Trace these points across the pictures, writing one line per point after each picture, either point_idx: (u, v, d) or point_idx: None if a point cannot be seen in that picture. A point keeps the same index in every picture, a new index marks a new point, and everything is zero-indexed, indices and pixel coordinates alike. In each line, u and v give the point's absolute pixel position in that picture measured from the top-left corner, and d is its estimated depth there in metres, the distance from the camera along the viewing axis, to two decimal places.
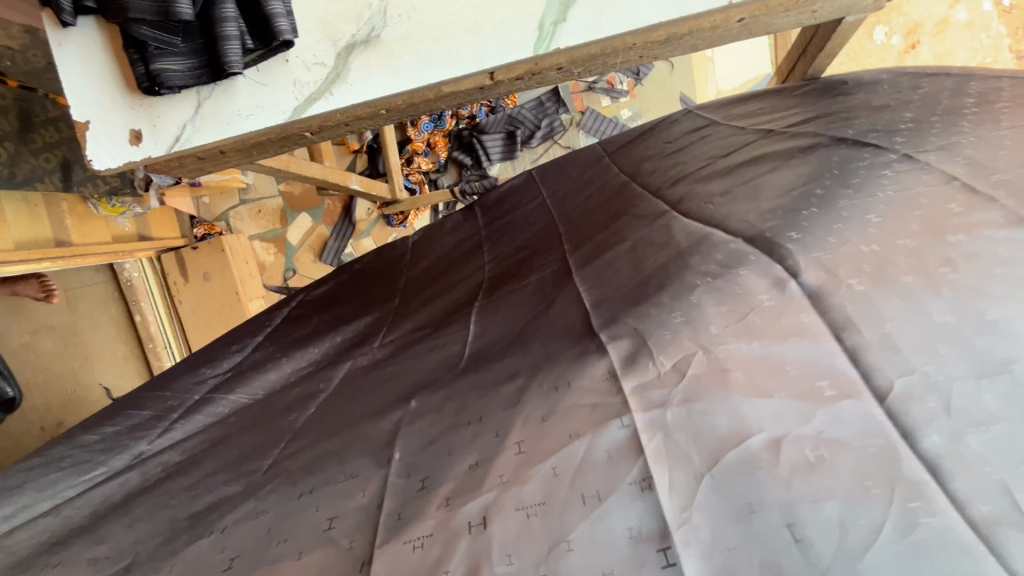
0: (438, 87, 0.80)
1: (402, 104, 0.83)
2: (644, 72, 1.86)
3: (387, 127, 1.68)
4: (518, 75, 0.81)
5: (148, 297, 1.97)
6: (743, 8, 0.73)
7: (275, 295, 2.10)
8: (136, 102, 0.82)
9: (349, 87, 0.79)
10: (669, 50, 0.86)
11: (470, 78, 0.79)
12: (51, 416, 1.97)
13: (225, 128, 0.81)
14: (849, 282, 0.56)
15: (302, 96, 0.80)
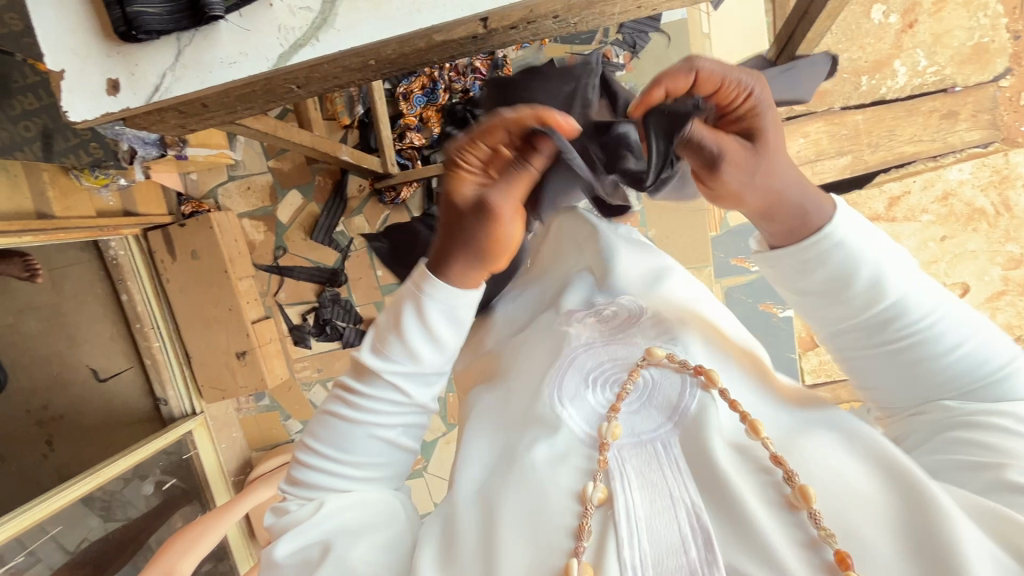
0: (430, 33, 0.77)
1: (392, 53, 0.79)
2: (641, 46, 1.84)
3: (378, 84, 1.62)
4: (513, 24, 0.78)
5: (135, 277, 1.94)
6: None
7: (265, 273, 2.06)
8: (113, 50, 0.79)
9: (337, 32, 0.76)
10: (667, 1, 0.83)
11: (462, 25, 0.76)
12: (37, 399, 2.01)
13: (206, 76, 0.78)
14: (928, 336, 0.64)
15: (287, 42, 0.77)
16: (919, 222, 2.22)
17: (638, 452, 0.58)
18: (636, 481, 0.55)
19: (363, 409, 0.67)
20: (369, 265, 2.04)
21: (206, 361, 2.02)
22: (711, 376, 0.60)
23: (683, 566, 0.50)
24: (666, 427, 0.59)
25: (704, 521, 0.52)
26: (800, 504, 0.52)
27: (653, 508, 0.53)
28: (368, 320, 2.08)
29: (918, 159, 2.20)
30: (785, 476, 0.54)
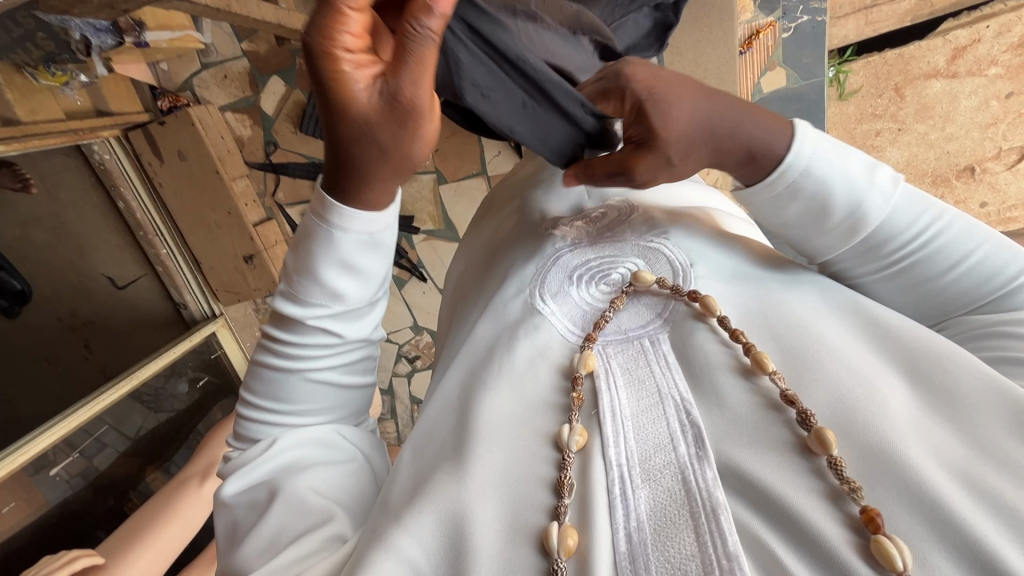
0: None
1: None
2: None
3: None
4: None
5: (127, 181, 1.86)
6: None
7: (259, 172, 1.95)
8: None
9: None
10: None
11: None
12: (65, 307, 1.99)
13: None
14: (938, 260, 0.55)
15: None
16: (985, 76, 2.02)
17: (624, 348, 0.53)
18: (624, 380, 0.51)
19: (299, 360, 0.65)
20: None
21: (216, 266, 2.01)
22: (707, 304, 0.51)
23: (673, 464, 0.46)
24: (654, 324, 0.54)
25: (696, 417, 0.47)
26: (819, 452, 0.43)
27: (641, 416, 0.49)
28: None
29: None
30: (800, 417, 0.45)
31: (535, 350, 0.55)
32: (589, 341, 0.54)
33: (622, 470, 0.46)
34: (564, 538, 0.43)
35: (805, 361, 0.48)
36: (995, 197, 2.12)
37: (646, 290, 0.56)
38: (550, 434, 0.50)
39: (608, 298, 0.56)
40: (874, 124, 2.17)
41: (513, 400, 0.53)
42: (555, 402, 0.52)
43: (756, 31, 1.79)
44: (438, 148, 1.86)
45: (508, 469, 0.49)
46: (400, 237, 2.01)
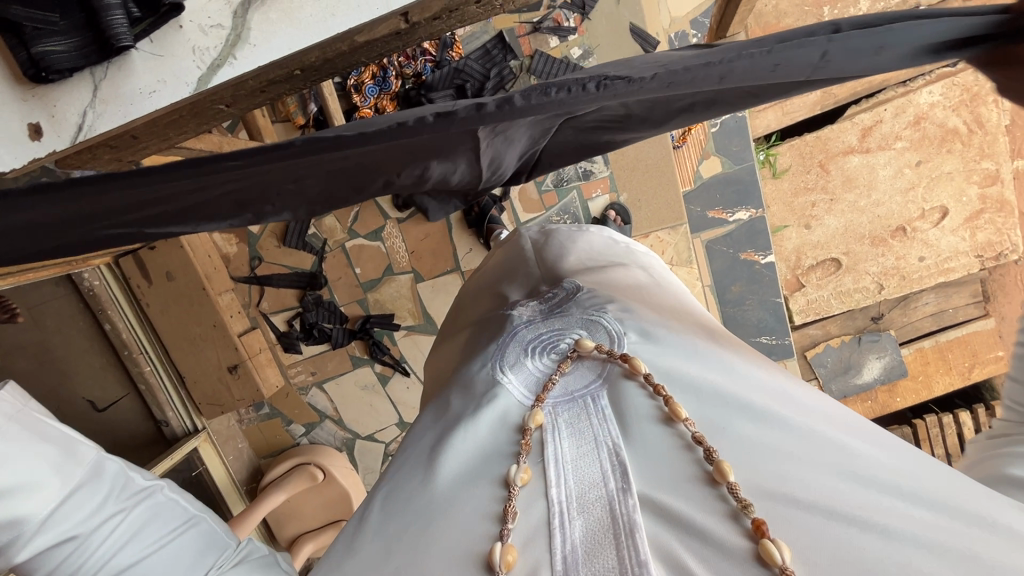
0: (351, 35, 0.77)
1: (314, 59, 0.80)
2: (590, 6, 1.75)
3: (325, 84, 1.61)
4: (435, 15, 0.78)
5: (115, 304, 1.92)
6: None
7: (244, 285, 2.03)
8: (28, 93, 0.76)
9: (253, 47, 0.74)
10: None
11: (384, 22, 0.76)
12: None
13: (129, 109, 0.76)
14: None
15: (204, 63, 0.75)
16: (894, 149, 2.33)
17: (570, 406, 0.59)
18: (567, 433, 0.57)
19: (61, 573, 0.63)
20: (347, 264, 2.00)
21: (198, 379, 2.03)
22: (635, 364, 0.59)
23: (602, 498, 0.51)
24: (594, 384, 0.60)
25: (622, 455, 0.54)
26: (721, 479, 0.51)
27: (579, 460, 0.54)
28: (353, 319, 2.06)
29: (887, 86, 2.31)
30: (705, 452, 0.52)
31: (492, 417, 0.60)
32: (539, 401, 0.59)
33: (559, 506, 0.52)
34: (506, 553, 0.49)
35: (717, 405, 0.56)
36: (930, 251, 2.43)
37: (590, 356, 0.63)
38: (499, 480, 0.55)
39: (554, 364, 0.63)
40: (809, 197, 2.39)
41: (472, 456, 0.57)
42: (505, 454, 0.57)
43: (688, 128, 2.04)
44: (414, 250, 1.99)
45: (458, 517, 0.53)
46: (381, 335, 2.08)
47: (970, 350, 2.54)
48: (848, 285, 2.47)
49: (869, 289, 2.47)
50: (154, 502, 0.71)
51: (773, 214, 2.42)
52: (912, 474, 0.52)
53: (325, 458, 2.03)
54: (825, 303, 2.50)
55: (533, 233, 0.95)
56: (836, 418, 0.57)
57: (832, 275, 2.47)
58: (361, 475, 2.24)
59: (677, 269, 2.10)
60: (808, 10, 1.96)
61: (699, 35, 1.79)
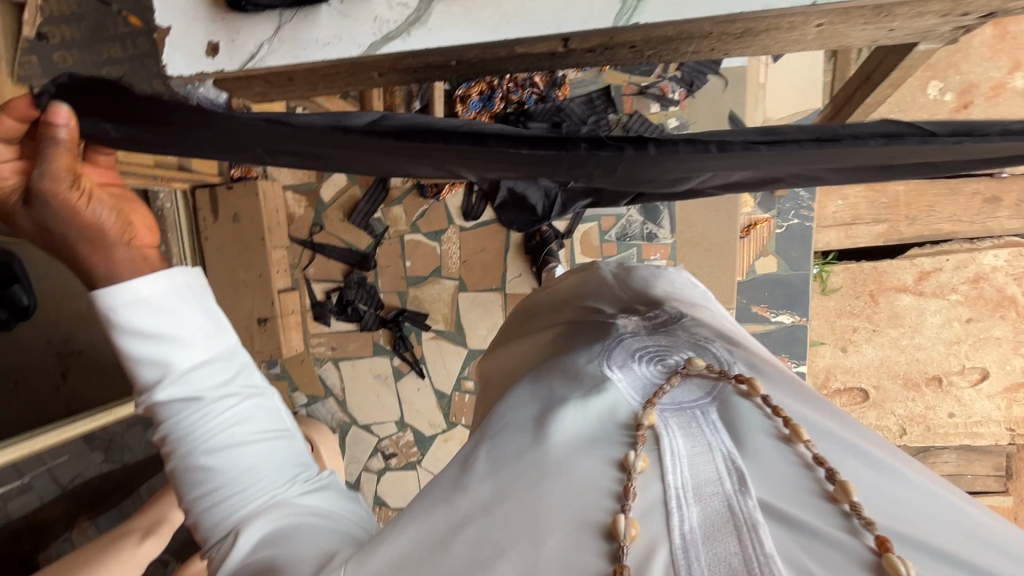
0: (512, 45, 0.83)
1: (473, 56, 0.86)
2: (697, 85, 1.85)
3: (436, 86, 1.73)
4: (591, 47, 0.85)
5: (176, 229, 2.00)
6: (823, 13, 0.76)
7: (298, 246, 2.08)
8: (218, 16, 0.85)
9: (427, 31, 0.81)
10: (740, 47, 0.89)
11: (546, 42, 0.83)
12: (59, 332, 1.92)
13: (300, 52, 0.84)
14: None
15: (380, 32, 0.82)
16: (947, 300, 2.34)
17: (678, 414, 0.52)
18: (681, 435, 0.50)
19: (177, 433, 0.59)
20: (399, 255, 2.06)
21: None
22: (754, 385, 0.53)
23: (720, 494, 0.45)
24: (705, 399, 0.53)
25: (740, 462, 0.47)
26: (842, 499, 0.45)
27: (694, 457, 0.48)
28: (388, 307, 2.10)
29: (954, 238, 2.34)
30: (827, 472, 0.47)
31: (600, 407, 0.52)
32: (652, 402, 0.52)
33: (675, 490, 0.46)
34: (630, 526, 0.43)
35: (830, 432, 0.51)
36: (961, 410, 2.39)
37: (699, 374, 0.55)
38: (611, 460, 0.48)
39: (663, 375, 0.54)
40: (852, 321, 2.40)
41: (573, 434, 0.51)
42: (609, 442, 0.50)
43: (754, 222, 2.09)
44: (466, 260, 2.04)
45: (559, 486, 0.47)
46: (408, 331, 2.10)
47: None
48: (870, 418, 2.44)
49: (890, 429, 2.43)
50: (276, 407, 0.65)
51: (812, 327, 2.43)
52: None
53: (318, 434, 2.02)
54: None
55: (611, 267, 0.99)
56: (950, 489, 0.53)
57: (856, 404, 2.44)
58: (346, 462, 2.21)
59: None
60: None
61: None
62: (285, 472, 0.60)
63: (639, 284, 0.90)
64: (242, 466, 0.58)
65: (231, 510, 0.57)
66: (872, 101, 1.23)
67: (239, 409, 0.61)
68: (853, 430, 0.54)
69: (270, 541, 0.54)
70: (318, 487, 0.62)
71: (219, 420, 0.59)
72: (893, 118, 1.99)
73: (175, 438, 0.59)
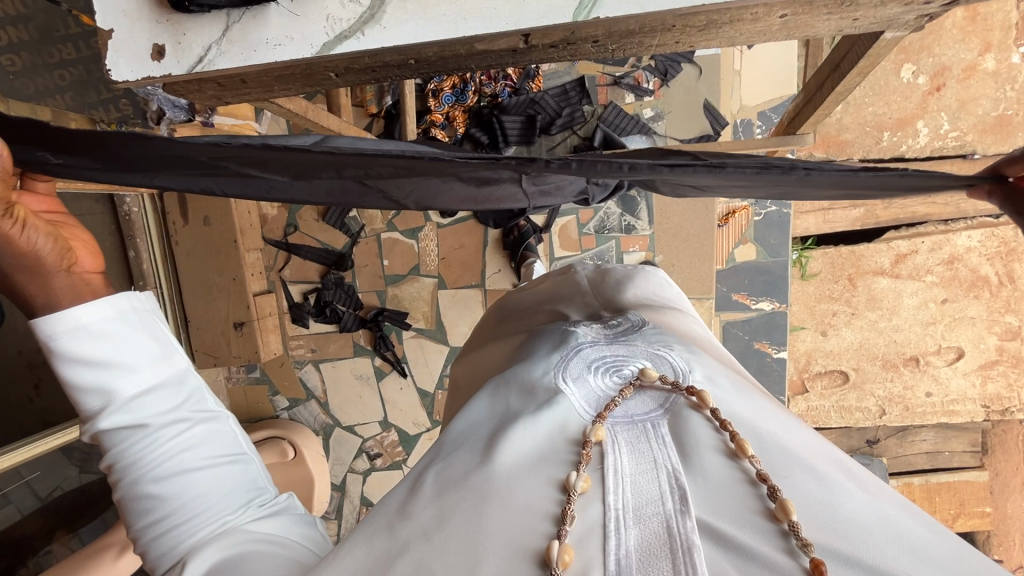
0: (471, 42, 0.81)
1: (432, 54, 0.84)
2: (672, 74, 1.83)
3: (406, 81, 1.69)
4: (553, 42, 0.83)
5: (145, 234, 1.95)
6: (786, 4, 0.75)
7: (273, 248, 2.05)
8: (163, 17, 0.82)
9: (382, 29, 0.78)
10: (705, 40, 0.87)
11: (506, 38, 0.81)
12: (29, 342, 1.81)
13: (250, 54, 0.80)
14: None
15: (333, 32, 0.79)
16: (923, 282, 2.36)
17: (630, 428, 0.51)
18: (629, 451, 0.49)
19: (121, 463, 0.56)
20: (377, 254, 2.03)
21: (203, 327, 2.04)
22: (704, 397, 0.52)
23: (660, 514, 0.44)
24: (657, 411, 0.52)
25: (683, 480, 0.46)
26: (782, 518, 0.44)
27: (639, 474, 0.47)
28: (368, 307, 2.07)
29: (930, 220, 2.36)
30: (770, 490, 0.46)
31: (549, 423, 0.51)
32: (601, 417, 0.51)
33: (615, 511, 0.44)
34: (563, 552, 0.42)
35: (781, 447, 0.50)
36: (938, 389, 2.44)
37: (653, 386, 0.54)
38: (555, 481, 0.47)
39: (617, 387, 0.54)
40: (831, 305, 2.42)
41: (519, 454, 0.49)
42: (556, 460, 0.49)
43: (732, 211, 2.09)
44: (445, 256, 2.01)
45: (497, 510, 0.46)
46: (389, 330, 2.08)
47: (959, 499, 2.50)
48: (850, 401, 2.48)
49: (870, 410, 2.48)
50: (228, 430, 0.63)
51: (792, 313, 2.45)
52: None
53: (300, 438, 2.00)
54: (824, 413, 2.51)
55: (589, 269, 0.98)
56: (908, 505, 0.51)
57: (836, 387, 2.48)
58: (330, 464, 2.19)
59: None
60: (870, 131, 2.03)
61: (763, 128, 1.86)
62: (237, 498, 0.59)
63: (608, 287, 0.89)
64: (193, 494, 0.56)
65: (181, 538, 0.55)
66: (844, 88, 1.22)
67: (188, 433, 0.59)
68: (808, 443, 0.53)
69: (218, 570, 0.52)
70: (271, 514, 0.60)
71: (167, 447, 0.57)
72: (867, 103, 2.00)
73: (120, 467, 0.57)
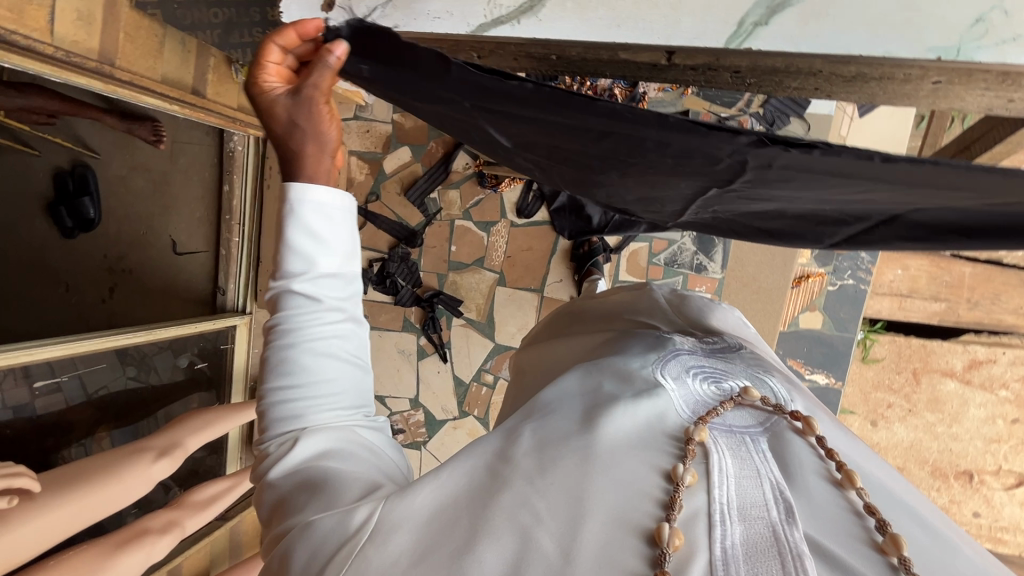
0: (617, 49, 0.83)
1: (575, 55, 0.86)
2: (778, 126, 1.78)
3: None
4: (694, 65, 0.84)
5: (241, 173, 2.06)
6: (943, 70, 0.75)
7: None
8: None
9: (537, 21, 0.83)
10: (844, 92, 0.87)
11: (650, 51, 0.83)
12: (116, 248, 2.03)
13: (411, 21, 0.87)
14: None
15: (491, 15, 0.84)
16: (995, 395, 2.23)
17: (728, 435, 0.50)
18: (731, 455, 0.49)
19: (287, 326, 0.61)
20: (446, 238, 2.09)
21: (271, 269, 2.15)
22: (808, 422, 0.52)
23: (765, 518, 0.44)
24: (756, 428, 0.52)
25: (788, 494, 0.45)
26: (890, 552, 0.43)
27: (743, 478, 0.47)
28: (425, 287, 2.13)
29: (1016, 332, 2.22)
30: (878, 524, 0.45)
31: (649, 412, 0.52)
32: (704, 419, 0.51)
33: (720, 505, 0.45)
34: (673, 534, 0.42)
35: (882, 491, 0.50)
36: (988, 511, 2.27)
37: (750, 405, 0.54)
38: (656, 470, 0.47)
39: (715, 397, 0.54)
40: (887, 395, 2.31)
41: (624, 432, 0.50)
42: (655, 449, 0.49)
43: (806, 275, 2.03)
44: (510, 255, 2.05)
45: (607, 477, 0.46)
46: (440, 314, 2.13)
47: None
48: None
49: None
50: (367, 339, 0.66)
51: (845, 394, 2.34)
52: None
53: None
54: None
55: (664, 292, 0.99)
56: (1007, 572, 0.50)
57: None
58: None
59: None
60: None
61: None
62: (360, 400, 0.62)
63: (693, 310, 0.89)
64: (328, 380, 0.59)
65: (305, 412, 0.59)
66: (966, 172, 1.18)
67: (345, 328, 0.62)
68: (905, 494, 0.53)
69: (330, 456, 0.56)
70: (375, 426, 0.63)
71: (324, 331, 0.60)
72: None
73: (285, 329, 0.61)
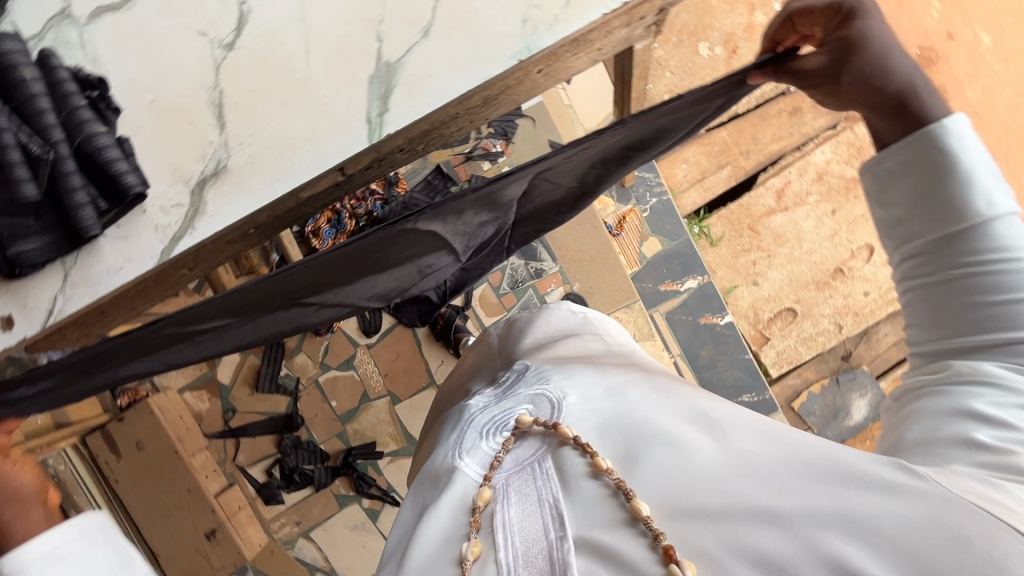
0: (295, 193, 0.87)
1: (267, 218, 0.88)
2: (512, 132, 2.01)
3: (283, 233, 1.74)
4: (367, 164, 0.90)
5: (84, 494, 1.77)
6: (536, 63, 0.91)
7: (219, 441, 1.97)
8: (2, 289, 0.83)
9: (209, 218, 0.85)
10: (495, 110, 0.98)
11: (323, 178, 0.87)
12: None
13: (97, 287, 0.84)
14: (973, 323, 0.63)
15: (166, 237, 0.85)
16: (809, 204, 2.60)
17: (519, 475, 0.63)
18: (514, 500, 0.61)
19: None
20: (322, 399, 2.00)
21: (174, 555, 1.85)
22: (564, 431, 0.62)
23: (544, 550, 0.57)
24: (539, 451, 0.64)
25: (560, 509, 0.58)
26: (638, 517, 0.55)
27: (524, 521, 0.59)
28: (334, 455, 2.01)
29: (786, 153, 2.63)
30: (623, 491, 0.57)
31: (452, 502, 0.64)
32: (488, 479, 0.63)
33: (504, 565, 0.57)
34: None
35: (635, 442, 0.61)
36: (872, 286, 2.60)
37: (533, 432, 0.66)
38: (455, 559, 0.60)
39: (501, 445, 0.66)
40: (748, 257, 2.58)
41: (437, 537, 0.62)
42: (459, 534, 0.62)
43: (622, 217, 2.24)
44: (387, 371, 2.02)
45: None
46: (364, 467, 2.02)
47: None
48: (809, 329, 2.59)
49: (829, 330, 2.59)
50: None
51: (721, 278, 2.57)
52: (820, 460, 0.54)
53: None
54: (794, 351, 2.59)
55: (498, 328, 1.03)
56: (760, 423, 0.60)
57: (791, 324, 2.59)
58: None
59: (643, 344, 2.15)
60: None
61: None
62: None
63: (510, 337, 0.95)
64: None
65: None
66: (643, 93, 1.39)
67: None
68: (662, 417, 0.62)
69: None
70: None
71: None
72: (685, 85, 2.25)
73: None
